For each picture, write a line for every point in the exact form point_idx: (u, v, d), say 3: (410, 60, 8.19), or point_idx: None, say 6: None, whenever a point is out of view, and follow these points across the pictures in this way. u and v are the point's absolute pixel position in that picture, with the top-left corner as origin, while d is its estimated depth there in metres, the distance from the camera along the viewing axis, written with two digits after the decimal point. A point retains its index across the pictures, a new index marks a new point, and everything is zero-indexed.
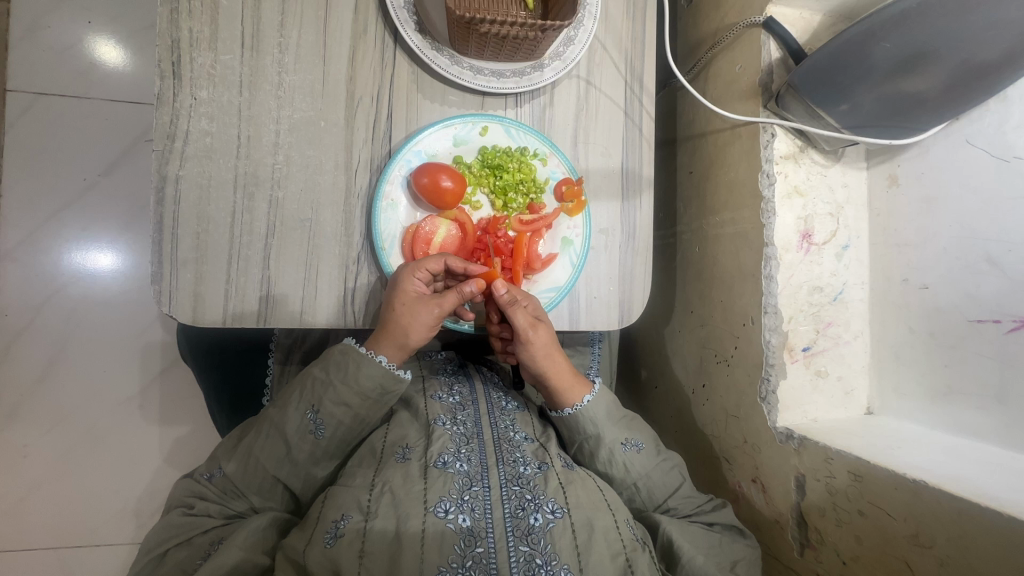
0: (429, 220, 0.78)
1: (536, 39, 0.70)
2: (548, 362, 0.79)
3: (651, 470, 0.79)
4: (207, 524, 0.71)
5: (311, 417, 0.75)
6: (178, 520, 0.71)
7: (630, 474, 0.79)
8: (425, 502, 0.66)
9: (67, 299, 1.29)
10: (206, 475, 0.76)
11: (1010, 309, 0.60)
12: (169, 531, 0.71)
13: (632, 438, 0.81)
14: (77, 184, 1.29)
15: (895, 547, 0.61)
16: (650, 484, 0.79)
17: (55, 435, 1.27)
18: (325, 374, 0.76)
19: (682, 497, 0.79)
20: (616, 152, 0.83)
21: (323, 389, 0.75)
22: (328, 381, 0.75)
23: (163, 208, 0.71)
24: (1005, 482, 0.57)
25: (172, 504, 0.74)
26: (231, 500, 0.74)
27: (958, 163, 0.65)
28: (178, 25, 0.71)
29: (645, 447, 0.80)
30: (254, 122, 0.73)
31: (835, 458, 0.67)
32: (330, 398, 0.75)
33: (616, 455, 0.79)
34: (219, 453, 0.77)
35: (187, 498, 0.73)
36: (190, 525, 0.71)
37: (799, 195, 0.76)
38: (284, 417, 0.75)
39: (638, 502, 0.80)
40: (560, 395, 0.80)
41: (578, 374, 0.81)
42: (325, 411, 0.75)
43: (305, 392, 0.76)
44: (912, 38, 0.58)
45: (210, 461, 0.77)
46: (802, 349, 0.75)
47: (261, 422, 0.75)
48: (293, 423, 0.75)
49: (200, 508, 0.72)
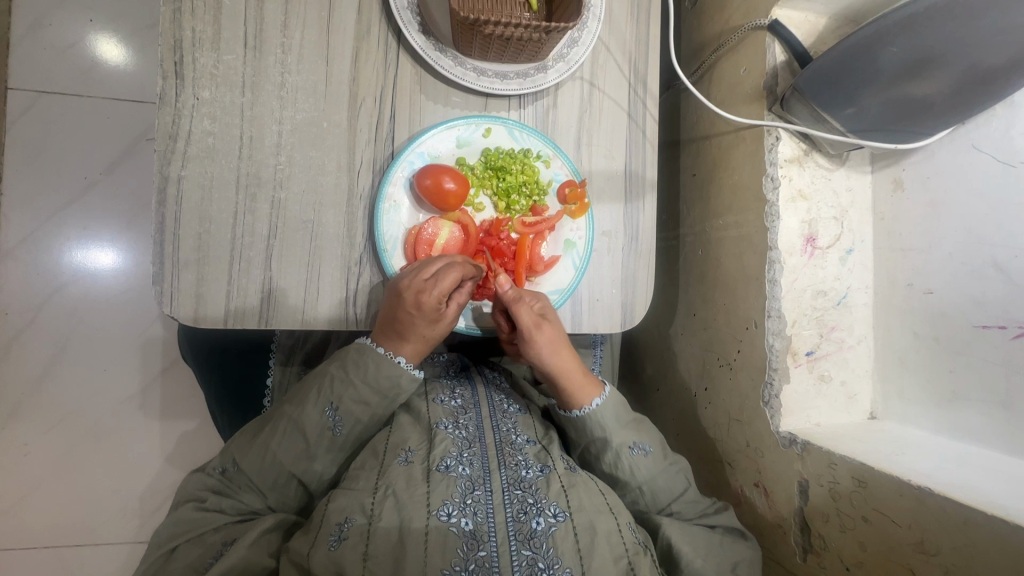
0: (431, 222, 0.78)
1: (540, 40, 0.69)
2: (556, 359, 0.77)
3: (656, 474, 0.78)
4: (221, 521, 0.71)
5: (329, 414, 0.75)
6: (190, 515, 0.71)
7: (634, 479, 0.78)
8: (427, 505, 0.66)
9: (68, 298, 1.28)
10: (219, 468, 0.76)
11: (1015, 315, 0.60)
12: (183, 525, 0.71)
13: (639, 442, 0.79)
14: (78, 183, 1.28)
15: (899, 552, 0.60)
16: (655, 488, 0.78)
17: (56, 434, 1.26)
18: (343, 372, 0.76)
19: (687, 501, 0.78)
20: (619, 154, 0.83)
21: (342, 387, 0.75)
22: (348, 379, 0.75)
23: (165, 208, 0.71)
24: (1010, 489, 0.56)
25: (183, 498, 0.74)
26: (244, 496, 0.74)
27: (963, 168, 0.65)
28: (181, 25, 0.70)
29: (652, 452, 0.79)
30: (256, 122, 0.73)
31: (838, 463, 0.67)
32: (350, 397, 0.75)
33: (622, 458, 0.78)
34: (232, 448, 0.76)
35: (199, 492, 0.73)
36: (201, 521, 0.71)
37: (803, 199, 0.75)
38: (302, 413, 0.75)
39: (641, 504, 0.78)
40: (573, 398, 0.79)
41: (589, 375, 0.80)
42: (344, 409, 0.75)
43: (323, 390, 0.76)
44: (919, 41, 0.58)
45: (223, 455, 0.77)
46: (805, 354, 0.74)
47: (279, 418, 0.75)
48: (312, 420, 0.74)
49: (213, 503, 0.72)
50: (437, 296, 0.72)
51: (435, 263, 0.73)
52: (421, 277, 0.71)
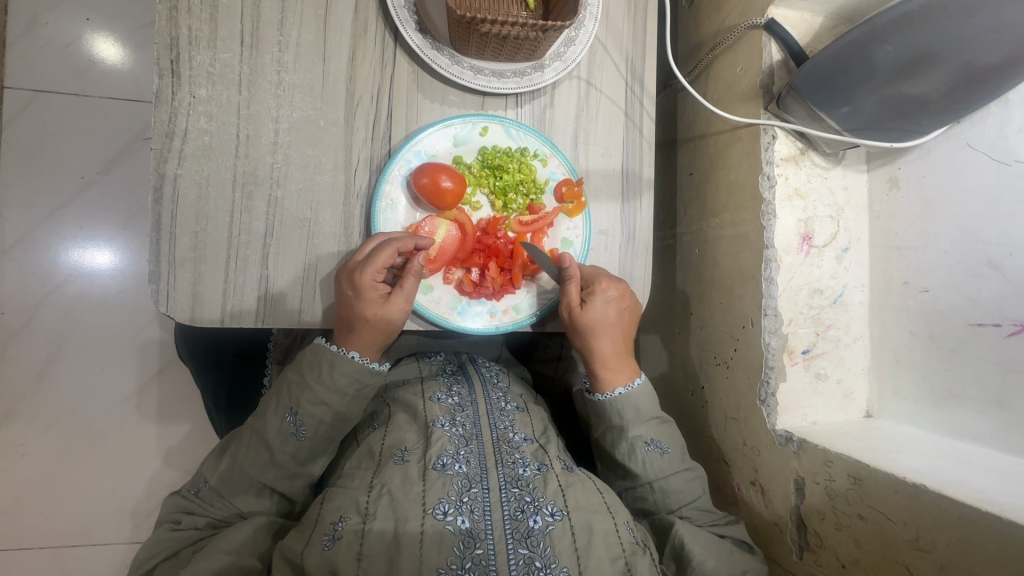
0: (429, 221, 0.78)
1: (537, 39, 0.69)
2: (598, 340, 0.79)
3: (670, 474, 0.78)
4: (193, 536, 0.70)
5: (290, 420, 0.74)
6: (164, 536, 0.71)
7: (646, 474, 0.78)
8: (423, 504, 0.66)
9: (65, 298, 1.28)
10: (192, 489, 0.76)
11: (1010, 313, 0.60)
12: (157, 547, 0.70)
13: (657, 439, 0.79)
14: (75, 182, 1.28)
15: (894, 550, 0.61)
16: (666, 488, 0.78)
17: (53, 433, 1.26)
18: (299, 375, 0.75)
19: (698, 509, 0.78)
20: (616, 153, 0.83)
21: (299, 392, 0.75)
22: (304, 383, 0.75)
23: (161, 206, 0.70)
24: (1005, 486, 0.56)
25: (160, 521, 0.74)
26: (216, 510, 0.73)
27: (959, 167, 0.65)
28: (177, 23, 0.70)
29: (669, 452, 0.79)
30: (253, 121, 0.73)
31: (834, 461, 0.67)
32: (307, 400, 0.74)
33: (636, 452, 0.78)
34: (203, 468, 0.76)
35: (173, 514, 0.73)
36: (174, 539, 0.70)
37: (799, 198, 0.75)
38: (263, 423, 0.74)
39: (650, 501, 0.79)
40: (602, 379, 0.80)
41: (622, 369, 0.81)
42: (304, 412, 0.74)
43: (282, 397, 0.75)
44: (915, 40, 0.58)
45: (196, 478, 0.77)
46: (801, 352, 0.75)
47: (242, 432, 0.74)
48: (274, 428, 0.74)
49: (185, 522, 0.71)
50: (374, 274, 0.71)
51: (370, 243, 0.73)
52: (357, 259, 0.72)
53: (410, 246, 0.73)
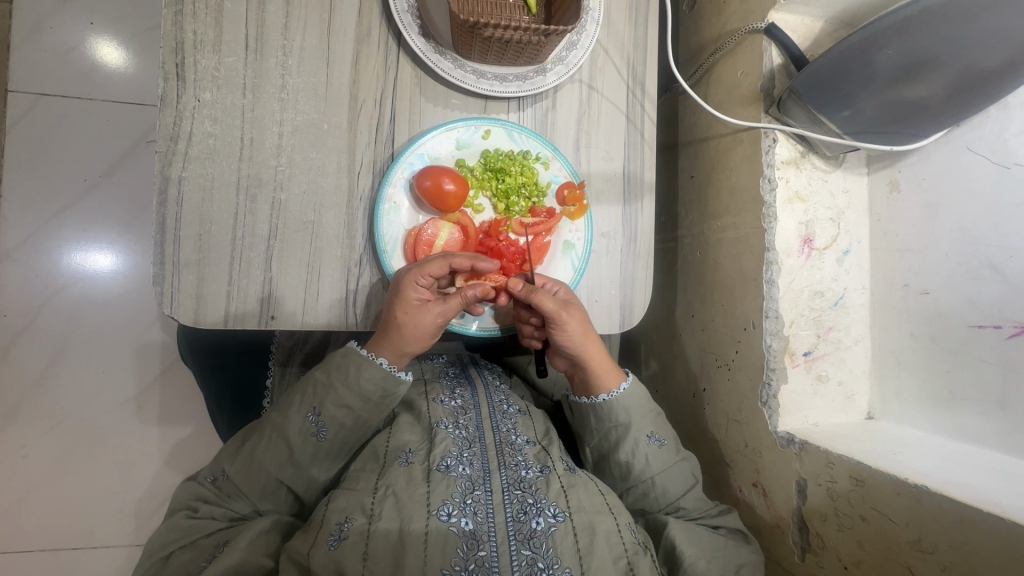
0: (431, 223, 0.78)
1: (539, 43, 0.70)
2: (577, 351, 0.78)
3: (669, 467, 0.79)
4: (212, 526, 0.71)
5: (312, 420, 0.74)
6: (182, 523, 0.71)
7: (648, 469, 0.79)
8: (428, 505, 0.66)
9: (68, 300, 1.28)
10: (210, 477, 0.76)
11: (1011, 315, 0.60)
12: (172, 534, 0.70)
13: (656, 433, 0.81)
14: (78, 185, 1.29)
15: (897, 551, 0.61)
16: (666, 482, 0.78)
17: (55, 435, 1.26)
18: (327, 376, 0.75)
19: (694, 500, 0.79)
20: (617, 156, 0.84)
21: (325, 392, 0.75)
22: (330, 384, 0.75)
23: (165, 209, 0.71)
24: (1007, 487, 0.57)
25: (176, 506, 0.74)
26: (233, 503, 0.74)
27: (959, 169, 0.66)
28: (182, 27, 0.71)
29: (667, 444, 0.80)
30: (257, 124, 0.73)
31: (836, 463, 0.67)
32: (332, 401, 0.75)
33: (640, 447, 0.79)
34: (221, 457, 0.76)
35: (192, 501, 0.73)
36: (194, 528, 0.70)
37: (800, 200, 0.76)
38: (286, 420, 0.74)
39: (651, 497, 0.79)
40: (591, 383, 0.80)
41: (615, 362, 0.81)
42: (327, 414, 0.74)
43: (307, 395, 0.75)
44: (914, 44, 0.59)
45: (212, 465, 0.77)
46: (802, 354, 0.75)
47: (263, 426, 0.74)
48: (296, 426, 0.74)
49: (204, 512, 0.72)
50: (421, 278, 0.72)
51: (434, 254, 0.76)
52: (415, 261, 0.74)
53: (466, 264, 0.75)
